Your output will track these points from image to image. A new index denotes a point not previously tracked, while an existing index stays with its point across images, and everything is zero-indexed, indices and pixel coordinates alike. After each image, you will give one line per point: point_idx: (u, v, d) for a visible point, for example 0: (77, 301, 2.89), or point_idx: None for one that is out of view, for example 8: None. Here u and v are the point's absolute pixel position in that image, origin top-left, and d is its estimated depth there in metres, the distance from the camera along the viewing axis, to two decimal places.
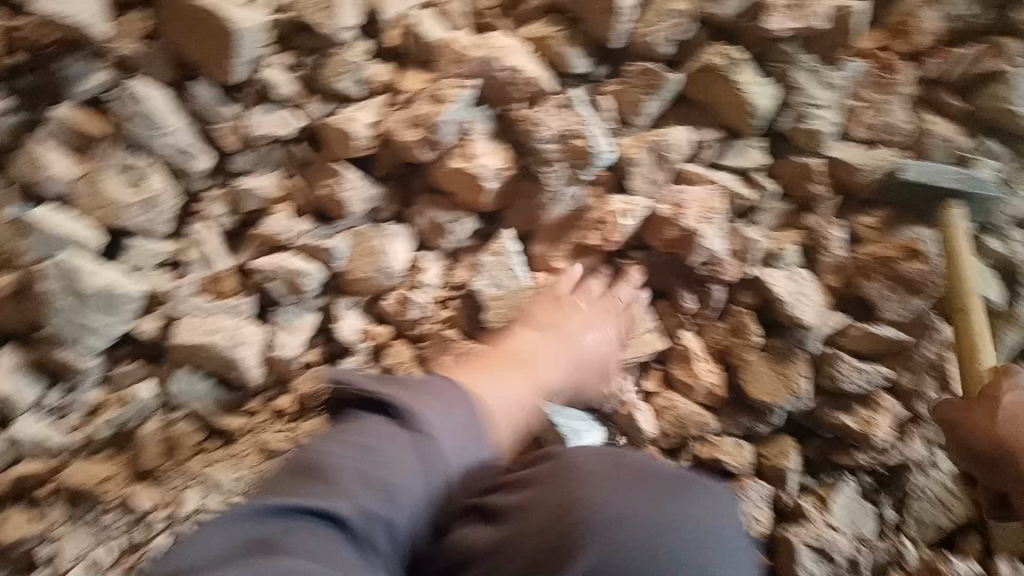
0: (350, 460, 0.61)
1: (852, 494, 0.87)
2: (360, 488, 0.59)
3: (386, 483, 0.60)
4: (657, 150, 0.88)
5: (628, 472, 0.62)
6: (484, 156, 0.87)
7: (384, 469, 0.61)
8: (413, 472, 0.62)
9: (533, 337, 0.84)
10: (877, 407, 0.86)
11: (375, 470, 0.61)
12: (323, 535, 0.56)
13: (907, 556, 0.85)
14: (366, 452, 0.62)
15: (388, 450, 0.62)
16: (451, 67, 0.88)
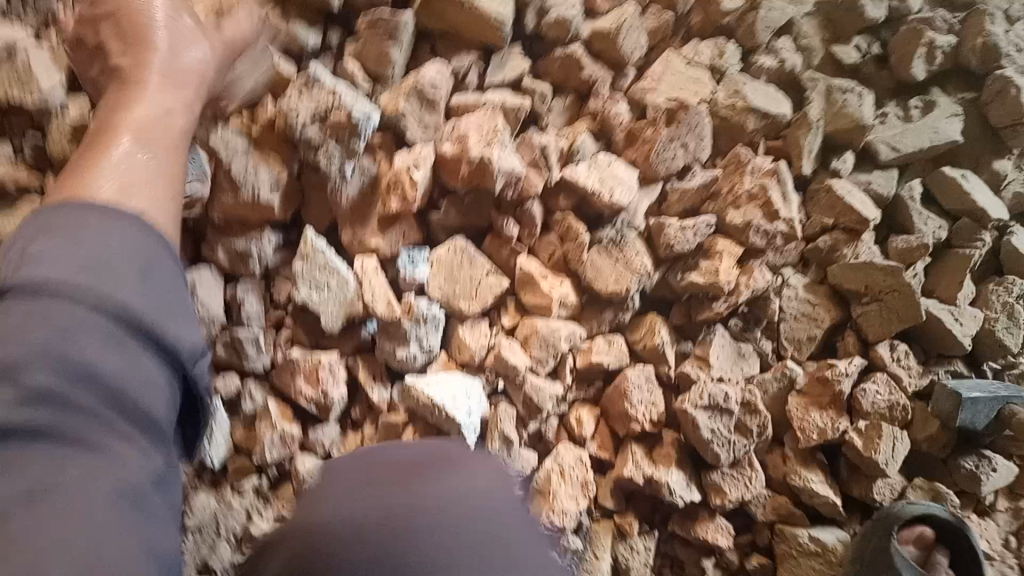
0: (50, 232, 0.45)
1: (726, 342, 0.89)
2: (104, 307, 0.44)
3: (154, 298, 0.47)
4: (420, 92, 0.84)
5: (394, 462, 0.58)
6: (250, 172, 0.80)
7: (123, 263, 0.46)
8: (178, 308, 0.49)
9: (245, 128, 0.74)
10: (717, 255, 0.87)
11: (107, 259, 0.45)
12: (94, 343, 0.43)
13: (795, 376, 0.88)
14: (92, 247, 0.45)
15: (110, 247, 0.46)
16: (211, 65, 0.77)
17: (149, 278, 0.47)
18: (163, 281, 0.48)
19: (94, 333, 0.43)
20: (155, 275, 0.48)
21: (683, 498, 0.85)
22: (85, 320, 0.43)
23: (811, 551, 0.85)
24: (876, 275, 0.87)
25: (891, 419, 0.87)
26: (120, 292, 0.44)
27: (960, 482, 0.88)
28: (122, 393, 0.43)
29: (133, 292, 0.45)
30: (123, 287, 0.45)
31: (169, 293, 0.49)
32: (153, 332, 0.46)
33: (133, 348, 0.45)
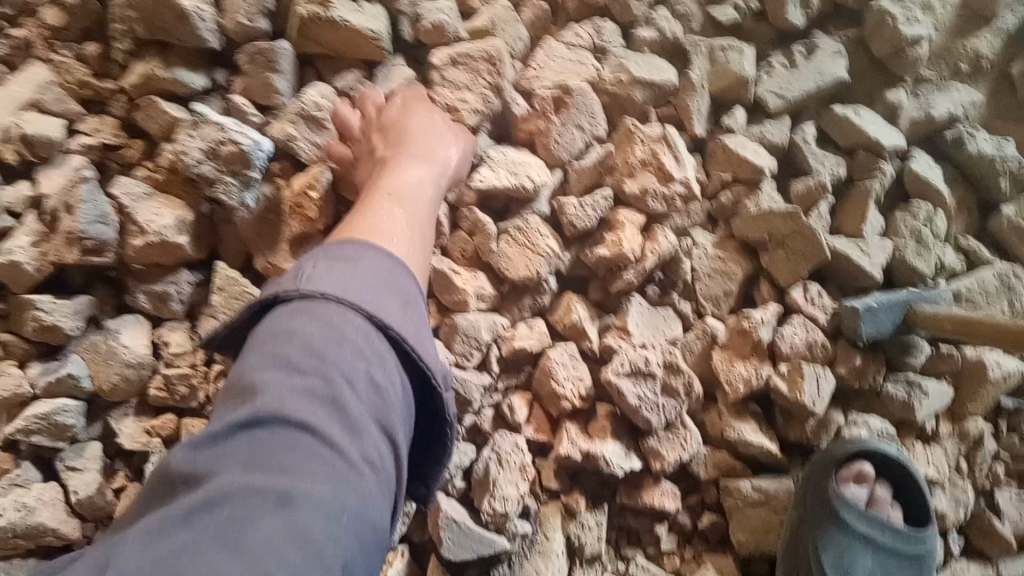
0: (341, 263, 0.60)
1: (644, 309, 0.90)
2: (377, 321, 0.56)
3: (413, 325, 0.60)
4: (307, 117, 0.88)
5: None
6: (154, 218, 0.86)
7: (405, 283, 0.62)
8: (425, 335, 0.62)
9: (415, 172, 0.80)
10: (619, 226, 0.89)
11: (382, 300, 0.58)
12: (302, 402, 0.50)
13: (717, 333, 0.90)
14: (367, 286, 0.58)
15: (375, 277, 0.60)
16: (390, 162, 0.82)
17: (409, 303, 0.61)
18: (416, 310, 0.62)
19: (377, 364, 0.55)
20: (411, 302, 0.62)
21: (622, 470, 0.86)
22: (354, 326, 0.55)
23: (754, 501, 0.88)
24: (776, 222, 0.89)
25: (812, 359, 0.89)
26: (385, 315, 0.57)
27: (895, 412, 0.90)
28: (328, 445, 0.49)
29: (397, 313, 0.59)
30: (387, 308, 0.58)
31: (424, 329, 0.62)
32: (356, 391, 0.53)
33: (387, 356, 0.56)
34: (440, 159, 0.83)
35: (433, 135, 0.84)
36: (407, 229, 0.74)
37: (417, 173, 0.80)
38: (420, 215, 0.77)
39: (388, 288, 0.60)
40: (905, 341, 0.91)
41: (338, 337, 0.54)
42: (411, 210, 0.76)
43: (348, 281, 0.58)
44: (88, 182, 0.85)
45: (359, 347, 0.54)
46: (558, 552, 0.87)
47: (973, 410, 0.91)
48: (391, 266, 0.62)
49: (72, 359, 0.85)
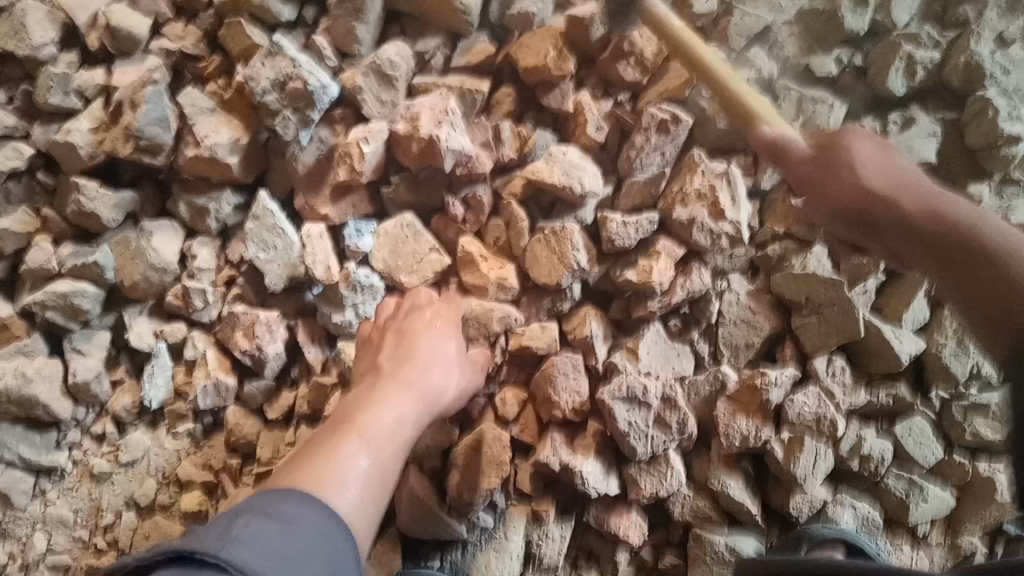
0: (298, 502, 0.60)
1: (660, 337, 0.89)
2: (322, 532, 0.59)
3: (341, 540, 0.60)
4: (378, 71, 0.88)
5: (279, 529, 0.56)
6: (212, 135, 0.88)
7: (318, 517, 0.59)
8: (347, 558, 0.60)
9: (408, 410, 0.75)
10: (655, 254, 0.88)
11: (312, 522, 0.59)
12: None
13: (726, 381, 0.87)
14: (296, 527, 0.57)
15: (314, 532, 0.58)
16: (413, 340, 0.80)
17: (328, 537, 0.59)
18: (336, 541, 0.59)
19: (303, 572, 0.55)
20: (329, 531, 0.59)
21: (596, 490, 0.85)
22: (287, 514, 0.58)
23: (725, 559, 0.85)
24: (819, 288, 0.86)
25: (818, 432, 0.85)
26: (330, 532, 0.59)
27: (888, 505, 0.87)
28: None
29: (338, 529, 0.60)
30: (273, 566, 0.53)
31: (335, 554, 0.59)
32: None
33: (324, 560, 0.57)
34: (433, 377, 0.78)
35: (427, 329, 0.82)
36: (376, 465, 0.68)
37: (386, 412, 0.73)
38: (394, 435, 0.72)
39: (327, 527, 0.59)
40: (918, 439, 0.87)
41: (279, 529, 0.56)
42: (382, 420, 0.72)
43: (263, 560, 0.53)
44: (155, 84, 0.88)
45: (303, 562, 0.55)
46: (512, 554, 0.87)
47: (972, 525, 0.87)
48: (324, 523, 0.59)
49: (104, 249, 0.89)
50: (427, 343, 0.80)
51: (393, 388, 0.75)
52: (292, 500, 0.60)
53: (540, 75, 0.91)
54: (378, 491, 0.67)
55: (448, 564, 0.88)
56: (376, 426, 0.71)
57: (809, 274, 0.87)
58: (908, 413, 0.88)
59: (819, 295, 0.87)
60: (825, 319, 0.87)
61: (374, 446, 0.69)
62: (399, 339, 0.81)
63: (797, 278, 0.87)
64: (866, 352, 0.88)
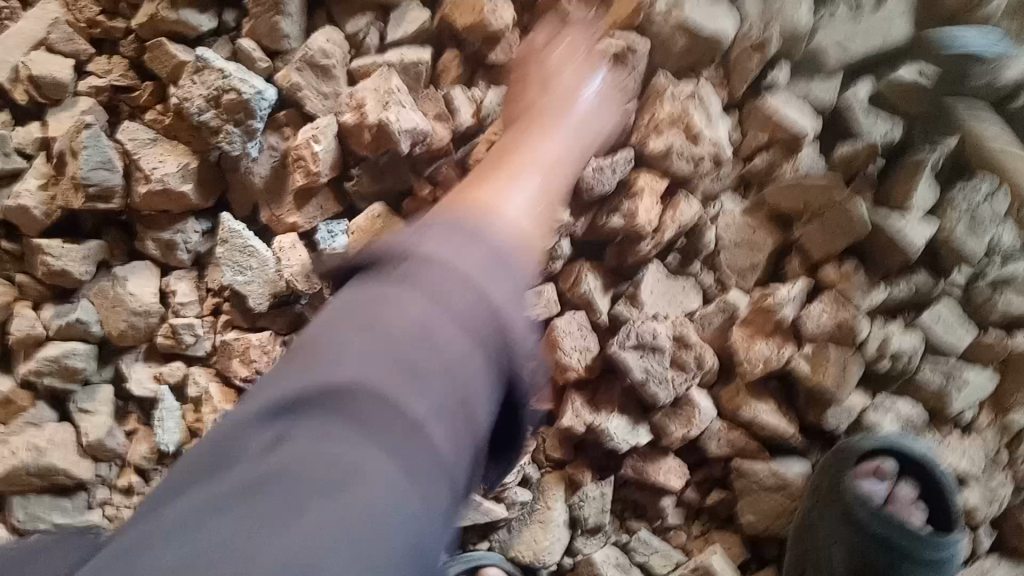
0: (445, 252, 0.47)
1: (661, 276, 0.85)
2: (485, 290, 0.46)
3: (500, 314, 0.46)
4: (312, 63, 0.83)
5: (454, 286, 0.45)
6: (161, 165, 0.84)
7: (500, 293, 0.47)
8: (514, 321, 0.47)
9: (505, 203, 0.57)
10: (637, 193, 0.82)
11: (478, 255, 0.48)
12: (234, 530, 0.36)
13: (738, 307, 0.84)
14: (472, 249, 0.48)
15: (449, 277, 0.46)
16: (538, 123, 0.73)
17: (495, 286, 0.47)
18: (505, 306, 0.47)
19: (430, 384, 0.42)
20: (502, 303, 0.47)
21: (625, 445, 0.84)
22: (465, 303, 0.45)
23: (770, 486, 0.84)
24: (811, 191, 0.82)
25: (838, 340, 0.82)
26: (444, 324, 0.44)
27: (926, 398, 0.84)
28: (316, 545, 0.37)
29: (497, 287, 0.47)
30: (419, 395, 0.42)
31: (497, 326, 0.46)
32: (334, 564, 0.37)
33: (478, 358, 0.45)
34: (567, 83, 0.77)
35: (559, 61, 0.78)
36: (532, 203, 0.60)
37: (566, 144, 0.72)
38: (568, 141, 0.73)
39: (477, 274, 0.46)
40: (948, 324, 0.82)
41: (418, 315, 0.44)
42: (541, 151, 0.70)
43: (338, 440, 0.39)
44: (93, 127, 0.83)
45: (432, 385, 0.43)
46: (558, 523, 0.85)
47: (1021, 399, 0.83)
48: (494, 253, 0.48)
49: (83, 303, 0.87)
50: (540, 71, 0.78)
51: (557, 109, 0.74)
52: (439, 224, 0.49)
53: (478, 30, 0.84)
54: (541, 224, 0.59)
55: (497, 546, 0.86)
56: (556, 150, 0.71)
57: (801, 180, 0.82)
58: (933, 299, 0.83)
59: (816, 200, 0.82)
60: (826, 221, 0.81)
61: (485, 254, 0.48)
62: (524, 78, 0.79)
63: (787, 186, 0.82)
64: (877, 248, 0.82)
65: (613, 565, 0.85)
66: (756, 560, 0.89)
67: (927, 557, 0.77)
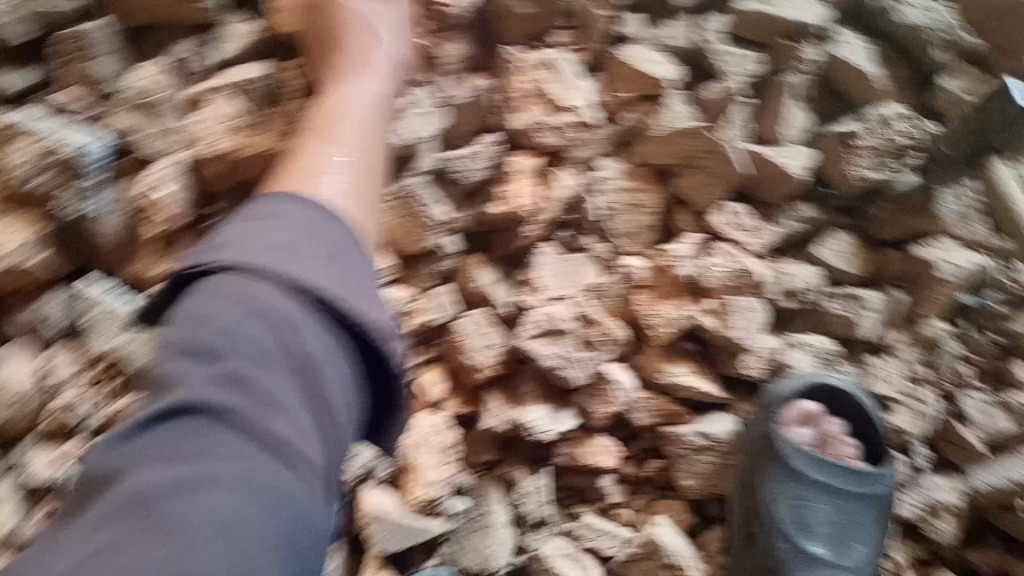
0: (274, 240, 0.52)
1: (553, 258, 0.83)
2: (297, 287, 0.50)
3: (348, 285, 0.52)
4: (141, 102, 0.76)
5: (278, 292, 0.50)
6: None
7: (346, 252, 0.54)
8: (361, 284, 0.53)
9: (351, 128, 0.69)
10: (513, 177, 0.81)
11: (302, 244, 0.52)
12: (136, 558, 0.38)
13: (635, 274, 0.82)
14: (297, 241, 0.52)
15: (301, 235, 0.53)
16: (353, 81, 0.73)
17: (339, 257, 0.53)
18: (350, 261, 0.54)
19: (272, 375, 0.48)
20: (345, 255, 0.54)
21: (551, 433, 0.81)
22: (266, 294, 0.49)
23: (698, 447, 0.82)
24: (683, 144, 0.80)
25: (741, 287, 0.80)
26: (313, 278, 0.50)
27: (833, 328, 0.82)
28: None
29: (318, 271, 0.51)
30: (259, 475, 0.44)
31: (359, 284, 0.53)
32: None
33: (317, 332, 0.50)
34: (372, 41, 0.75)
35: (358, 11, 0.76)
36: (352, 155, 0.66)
37: (344, 138, 0.67)
38: (375, 126, 0.71)
39: (318, 254, 0.52)
40: (841, 251, 0.82)
41: (254, 328, 0.48)
42: (347, 130, 0.68)
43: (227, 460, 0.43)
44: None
45: (308, 338, 0.49)
46: (500, 525, 0.82)
47: (926, 310, 0.82)
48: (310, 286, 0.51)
49: None
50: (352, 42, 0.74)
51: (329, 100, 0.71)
52: (289, 204, 0.56)
53: None
54: (369, 176, 0.66)
55: (445, 560, 0.83)
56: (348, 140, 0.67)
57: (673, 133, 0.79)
58: (823, 228, 0.84)
59: (688, 151, 0.80)
60: (703, 169, 0.80)
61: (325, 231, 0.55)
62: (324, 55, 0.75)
63: (659, 143, 0.81)
64: (757, 185, 0.82)
65: (564, 556, 0.82)
66: (702, 521, 0.87)
67: (863, 491, 0.78)
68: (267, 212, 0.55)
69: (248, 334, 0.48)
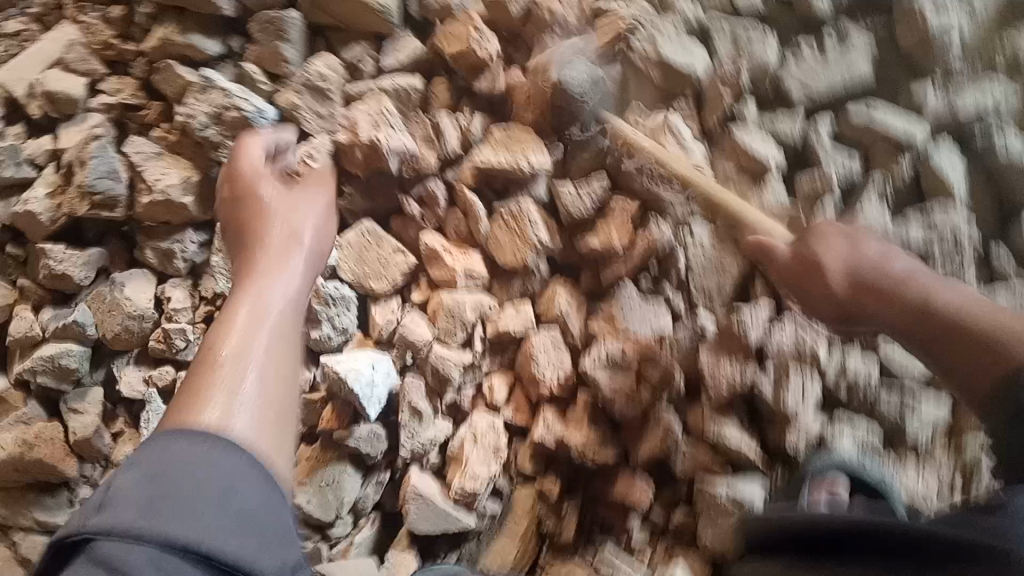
0: (155, 475, 0.51)
1: (633, 298, 0.89)
2: (170, 543, 0.47)
3: (232, 529, 0.50)
4: (310, 86, 0.90)
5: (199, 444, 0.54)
6: (162, 177, 0.89)
7: (245, 480, 0.53)
8: (263, 525, 0.52)
9: (295, 265, 0.75)
10: (611, 217, 0.90)
11: (187, 490, 0.50)
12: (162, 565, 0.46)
13: (705, 329, 0.88)
14: (170, 476, 0.51)
15: (188, 479, 0.51)
16: (296, 235, 0.78)
17: (229, 495, 0.52)
18: (254, 497, 0.53)
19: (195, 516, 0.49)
20: (245, 484, 0.53)
21: (593, 458, 0.87)
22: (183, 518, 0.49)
23: (727, 505, 0.84)
24: (774, 221, 0.88)
25: (800, 362, 0.85)
26: (183, 527, 0.48)
27: (882, 420, 0.87)
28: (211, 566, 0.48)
29: (212, 528, 0.49)
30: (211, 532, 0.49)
31: (251, 517, 0.52)
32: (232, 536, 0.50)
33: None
34: (294, 234, 0.78)
35: (281, 213, 0.79)
36: (266, 385, 0.63)
37: (237, 408, 0.59)
38: (279, 349, 0.67)
39: (208, 493, 0.51)
40: (904, 350, 0.87)
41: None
42: (262, 345, 0.65)
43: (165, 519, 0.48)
44: (99, 139, 0.90)
45: (220, 481, 0.52)
46: (528, 536, 0.87)
47: (973, 427, 0.85)
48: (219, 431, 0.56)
49: (81, 308, 0.91)
50: (273, 232, 0.77)
51: (251, 303, 0.69)
52: (185, 437, 0.54)
53: (467, 61, 0.90)
54: (277, 406, 0.63)
55: (465, 557, 0.89)
56: (252, 383, 0.62)
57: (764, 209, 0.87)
58: None
59: (776, 227, 0.87)
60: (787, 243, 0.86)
61: (257, 373, 0.62)
62: (250, 229, 0.78)
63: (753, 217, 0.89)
64: None
65: None
66: None
67: None
68: (162, 452, 0.53)
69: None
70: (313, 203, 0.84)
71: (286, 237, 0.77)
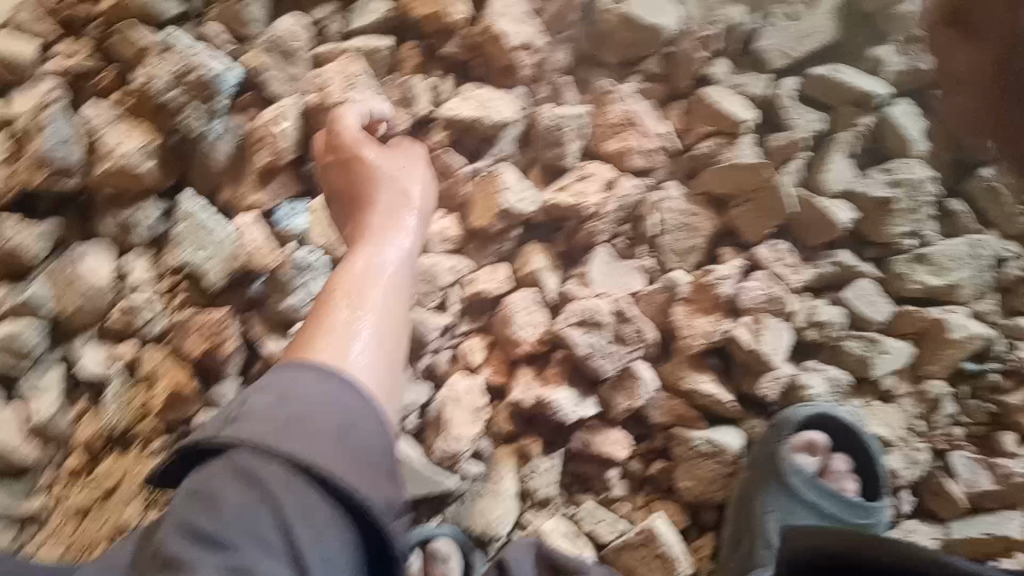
0: (289, 421, 0.54)
1: (609, 259, 0.91)
2: (296, 466, 0.52)
3: (350, 464, 0.53)
4: (278, 45, 0.90)
5: (331, 408, 0.56)
6: (121, 144, 0.85)
7: (361, 424, 0.56)
8: (375, 465, 0.55)
9: (407, 235, 0.78)
10: (585, 176, 0.90)
11: (311, 419, 0.55)
12: (263, 519, 0.50)
13: (677, 284, 0.89)
14: (296, 412, 0.54)
15: (319, 413, 0.55)
16: (400, 189, 0.81)
17: (349, 431, 0.55)
18: (365, 437, 0.56)
19: (315, 442, 0.53)
20: (357, 426, 0.56)
21: (573, 416, 0.86)
22: (270, 474, 0.51)
23: (705, 452, 0.87)
24: (743, 176, 0.89)
25: (772, 312, 0.88)
26: (289, 446, 0.53)
27: (851, 366, 0.90)
28: (312, 519, 0.51)
29: (330, 455, 0.53)
30: (326, 455, 0.53)
31: (365, 458, 0.55)
32: (348, 458, 0.54)
33: (318, 507, 0.51)
34: (403, 198, 0.81)
35: (391, 174, 0.81)
36: (380, 336, 0.68)
37: (355, 353, 0.65)
38: (394, 306, 0.72)
39: (326, 428, 0.54)
40: (869, 299, 0.90)
41: (255, 508, 0.50)
42: (378, 298, 0.71)
43: (296, 437, 0.53)
44: (55, 105, 0.85)
45: (324, 440, 0.54)
46: (509, 493, 0.87)
47: (936, 371, 0.90)
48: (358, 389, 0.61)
49: (37, 282, 0.87)
50: (385, 197, 0.80)
51: (365, 262, 0.74)
52: (307, 370, 0.60)
53: (434, 23, 0.91)
54: (388, 361, 0.67)
55: (450, 519, 0.88)
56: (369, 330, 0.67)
57: (742, 163, 0.89)
58: (854, 278, 0.92)
59: (747, 185, 0.90)
60: (760, 193, 0.89)
61: (382, 314, 0.69)
62: (352, 202, 0.81)
63: (731, 171, 0.89)
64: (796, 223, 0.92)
65: (563, 534, 0.86)
66: (695, 527, 0.92)
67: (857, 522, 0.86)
68: (291, 385, 0.58)
69: (249, 513, 0.50)
70: (410, 158, 0.85)
71: (386, 187, 0.80)
